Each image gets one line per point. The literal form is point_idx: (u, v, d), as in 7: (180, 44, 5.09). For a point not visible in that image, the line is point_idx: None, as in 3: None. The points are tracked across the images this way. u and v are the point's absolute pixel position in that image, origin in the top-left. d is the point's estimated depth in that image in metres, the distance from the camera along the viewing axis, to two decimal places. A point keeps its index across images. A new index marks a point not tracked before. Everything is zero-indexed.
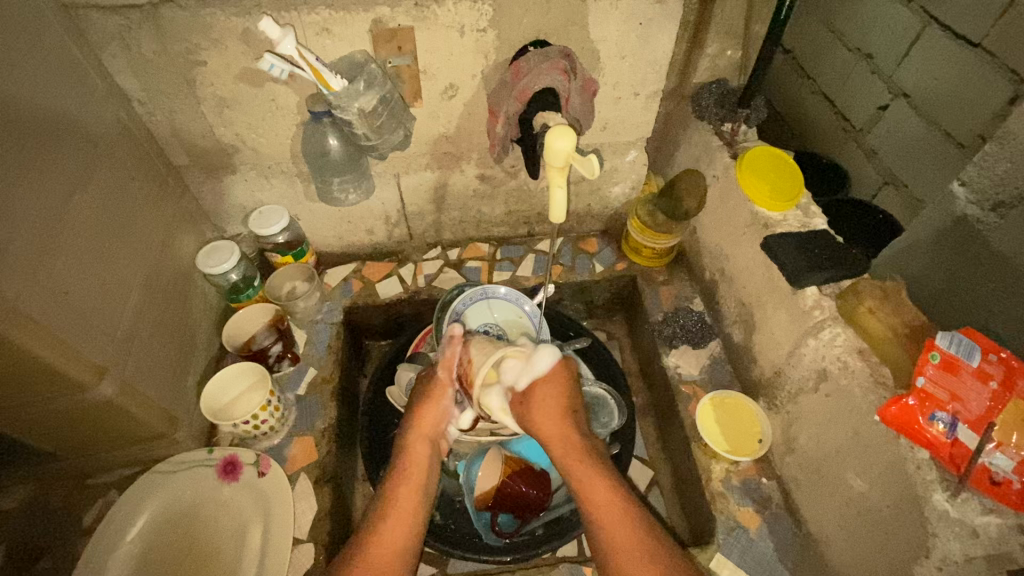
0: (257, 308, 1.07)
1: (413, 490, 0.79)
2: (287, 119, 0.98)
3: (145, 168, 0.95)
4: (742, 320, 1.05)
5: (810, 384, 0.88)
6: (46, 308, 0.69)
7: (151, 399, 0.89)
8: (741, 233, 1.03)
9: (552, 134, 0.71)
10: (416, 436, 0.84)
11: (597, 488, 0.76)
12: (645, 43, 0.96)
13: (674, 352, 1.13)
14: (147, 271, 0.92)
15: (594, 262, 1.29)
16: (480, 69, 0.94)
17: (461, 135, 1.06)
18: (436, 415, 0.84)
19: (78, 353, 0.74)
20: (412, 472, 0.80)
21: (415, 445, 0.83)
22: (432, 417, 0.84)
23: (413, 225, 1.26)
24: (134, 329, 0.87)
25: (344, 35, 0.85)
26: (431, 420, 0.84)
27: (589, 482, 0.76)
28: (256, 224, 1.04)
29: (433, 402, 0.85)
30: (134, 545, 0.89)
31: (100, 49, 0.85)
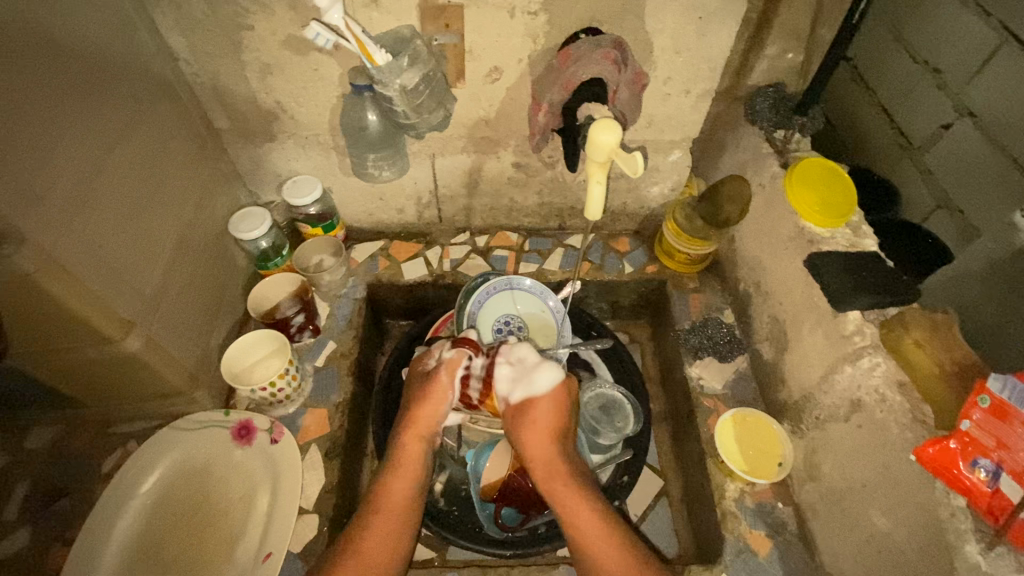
0: (282, 277, 1.09)
1: (401, 491, 0.83)
2: (327, 90, 0.96)
3: (185, 129, 0.95)
4: (773, 338, 1.01)
5: (841, 413, 0.84)
6: (80, 259, 0.70)
7: (176, 357, 0.90)
8: (783, 247, 0.98)
9: (598, 127, 0.67)
10: (409, 434, 0.87)
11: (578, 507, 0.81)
12: (703, 39, 0.90)
13: (697, 363, 1.09)
14: (181, 231, 0.93)
15: (624, 262, 1.27)
16: (528, 54, 0.91)
17: (502, 120, 1.03)
18: (431, 422, 0.88)
19: (107, 305, 0.74)
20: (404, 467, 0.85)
21: (409, 446, 0.86)
22: (426, 417, 0.87)
23: (443, 208, 1.26)
24: (164, 287, 0.87)
25: (392, 9, 0.83)
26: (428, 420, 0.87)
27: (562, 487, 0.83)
28: (290, 193, 1.07)
29: (431, 402, 0.87)
30: (146, 499, 0.92)
31: (150, 6, 0.84)
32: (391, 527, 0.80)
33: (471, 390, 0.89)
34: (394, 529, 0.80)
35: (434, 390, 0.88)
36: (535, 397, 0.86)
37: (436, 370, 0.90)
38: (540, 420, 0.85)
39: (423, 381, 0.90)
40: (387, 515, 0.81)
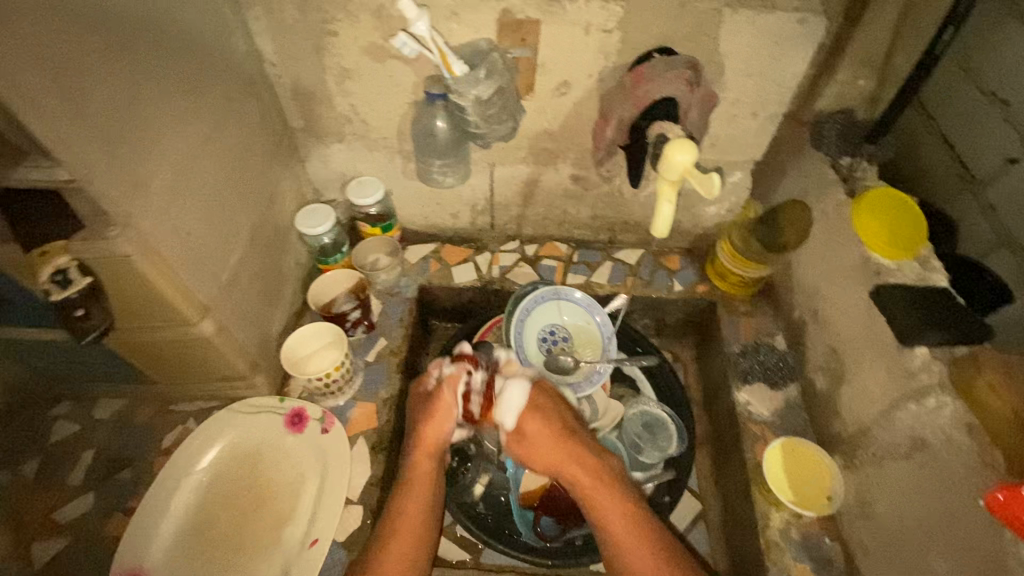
0: (343, 273, 1.14)
1: (420, 506, 0.84)
2: (400, 96, 1.00)
3: (266, 127, 1.00)
4: (828, 368, 0.99)
5: (901, 451, 0.81)
6: (170, 244, 0.74)
7: (243, 343, 0.94)
8: (845, 276, 0.96)
9: (674, 146, 0.69)
10: (418, 451, 0.89)
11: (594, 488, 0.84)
12: (777, 62, 0.90)
13: (746, 389, 1.08)
14: (255, 223, 0.97)
15: (674, 280, 1.27)
16: (598, 70, 0.92)
17: (565, 133, 1.05)
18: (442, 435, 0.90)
19: (189, 289, 0.78)
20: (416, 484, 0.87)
21: (422, 461, 0.89)
22: (434, 432, 0.89)
23: (497, 216, 1.29)
24: (237, 276, 0.91)
25: (472, 21, 0.86)
26: (434, 435, 0.89)
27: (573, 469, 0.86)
28: (354, 193, 1.12)
29: (436, 418, 0.90)
30: (202, 476, 0.97)
31: (246, 10, 0.89)
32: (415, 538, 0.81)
33: (468, 407, 0.91)
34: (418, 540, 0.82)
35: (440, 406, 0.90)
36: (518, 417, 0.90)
37: (437, 388, 0.92)
38: (530, 425, 0.89)
39: (427, 399, 0.93)
40: (409, 529, 0.82)
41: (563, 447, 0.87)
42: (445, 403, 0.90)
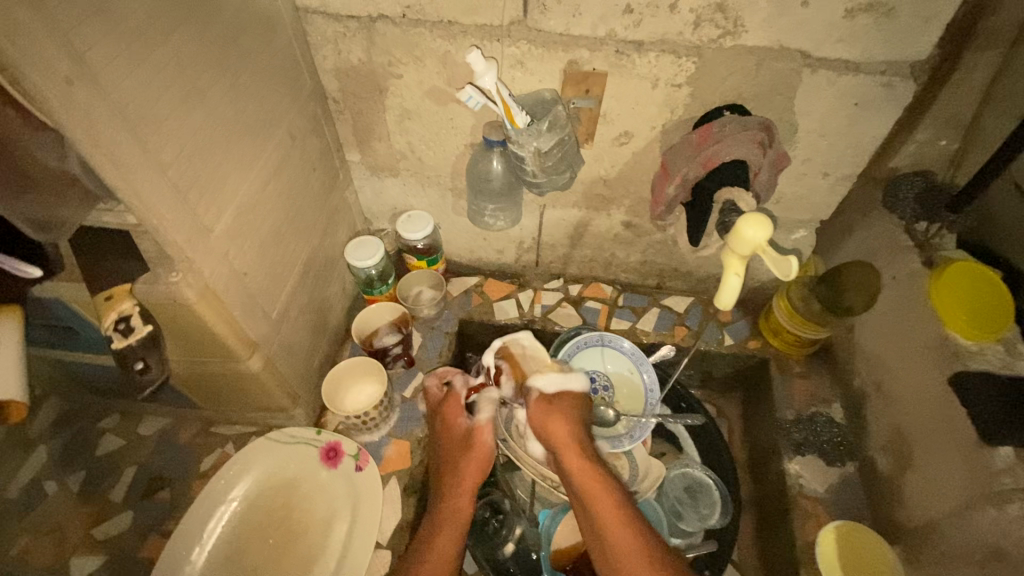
0: (385, 307, 1.13)
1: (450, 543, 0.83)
2: (458, 138, 0.99)
3: (325, 162, 1.01)
4: (893, 449, 0.92)
5: (974, 557, 0.74)
6: (229, 286, 0.74)
7: (286, 377, 0.95)
8: (919, 354, 0.89)
9: (746, 220, 0.64)
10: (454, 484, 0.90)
11: (598, 496, 0.81)
12: (855, 124, 0.85)
13: (799, 460, 1.02)
14: (307, 257, 0.98)
15: (724, 333, 1.22)
16: (662, 123, 0.90)
17: (621, 181, 1.02)
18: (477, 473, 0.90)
19: (241, 329, 0.78)
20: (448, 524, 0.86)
21: (460, 498, 0.88)
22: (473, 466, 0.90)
23: (543, 255, 1.27)
24: (286, 311, 0.92)
25: (537, 70, 0.85)
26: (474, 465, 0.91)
27: (581, 472, 0.84)
28: (403, 226, 1.12)
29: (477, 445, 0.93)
30: (234, 505, 0.97)
31: (315, 50, 0.90)
32: None
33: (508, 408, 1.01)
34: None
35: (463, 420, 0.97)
36: (563, 392, 0.97)
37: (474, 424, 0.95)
38: (559, 409, 0.92)
39: (461, 433, 0.95)
40: (438, 566, 0.80)
41: (574, 452, 0.86)
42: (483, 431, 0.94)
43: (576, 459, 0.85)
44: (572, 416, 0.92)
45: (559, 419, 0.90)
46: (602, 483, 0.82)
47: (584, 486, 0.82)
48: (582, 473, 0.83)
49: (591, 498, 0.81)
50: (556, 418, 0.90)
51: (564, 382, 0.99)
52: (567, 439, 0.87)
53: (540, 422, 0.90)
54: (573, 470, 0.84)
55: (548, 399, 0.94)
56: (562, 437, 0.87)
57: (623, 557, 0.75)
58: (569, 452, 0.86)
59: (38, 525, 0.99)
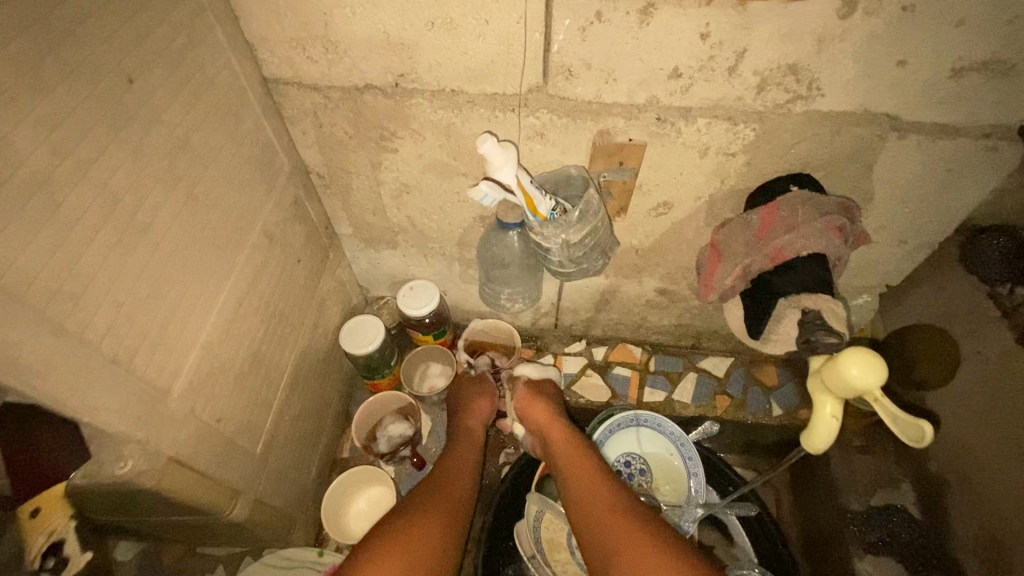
0: (394, 395, 1.02)
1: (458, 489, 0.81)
2: (465, 210, 0.85)
3: (311, 244, 0.87)
4: (987, 559, 0.80)
5: None
6: (199, 445, 0.60)
7: (279, 505, 0.81)
8: (1019, 452, 0.76)
9: (851, 354, 0.51)
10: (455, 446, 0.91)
11: (579, 455, 0.84)
12: (942, 189, 0.71)
13: (873, 562, 0.89)
14: (296, 361, 0.84)
15: (771, 401, 1.09)
16: (710, 193, 0.75)
17: (657, 251, 0.88)
18: (474, 450, 0.91)
19: (219, 483, 0.65)
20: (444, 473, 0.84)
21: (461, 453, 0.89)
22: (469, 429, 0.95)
23: (563, 318, 1.13)
24: (275, 432, 0.78)
25: (560, 142, 0.70)
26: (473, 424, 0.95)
27: (562, 437, 0.89)
28: (406, 303, 0.98)
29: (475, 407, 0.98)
30: None
31: (292, 125, 0.75)
32: (430, 520, 0.73)
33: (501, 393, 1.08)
34: (441, 524, 0.73)
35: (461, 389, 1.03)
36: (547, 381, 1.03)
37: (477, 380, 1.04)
38: (545, 392, 0.99)
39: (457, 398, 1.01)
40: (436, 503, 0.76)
41: (556, 422, 0.91)
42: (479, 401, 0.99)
43: (558, 427, 0.90)
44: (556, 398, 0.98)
45: (547, 402, 0.95)
46: (582, 445, 0.86)
47: (566, 451, 0.86)
48: (563, 442, 0.88)
49: (572, 458, 0.84)
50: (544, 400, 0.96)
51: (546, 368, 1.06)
52: (549, 412, 0.93)
53: (530, 405, 0.95)
54: (555, 439, 0.89)
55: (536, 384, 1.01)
56: (544, 411, 0.93)
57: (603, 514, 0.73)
58: (551, 421, 0.91)
59: None
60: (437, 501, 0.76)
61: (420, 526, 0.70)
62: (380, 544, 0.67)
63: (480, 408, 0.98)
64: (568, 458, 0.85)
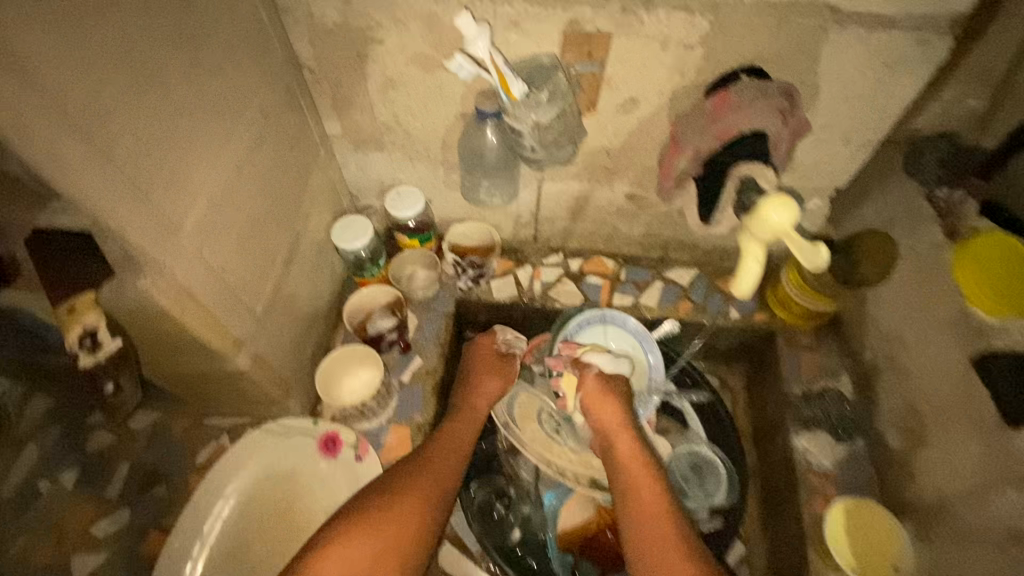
0: (381, 289, 1.10)
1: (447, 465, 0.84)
2: (447, 108, 0.91)
3: (303, 139, 0.93)
4: (905, 426, 0.90)
5: (990, 539, 0.73)
6: (205, 286, 0.68)
7: (277, 371, 0.90)
8: (937, 330, 0.86)
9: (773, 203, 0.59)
10: (454, 427, 0.91)
11: (636, 468, 0.84)
12: (881, 85, 0.78)
13: (807, 435, 1.01)
14: (291, 244, 0.91)
15: (731, 306, 1.18)
16: (671, 88, 0.82)
17: (625, 151, 0.95)
18: (469, 429, 0.92)
19: (223, 329, 0.73)
20: (443, 454, 0.86)
21: (457, 431, 0.91)
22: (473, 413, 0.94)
23: (542, 228, 1.20)
24: (273, 301, 0.86)
25: (533, 32, 0.76)
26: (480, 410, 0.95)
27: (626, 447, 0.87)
28: (393, 205, 1.05)
29: (481, 386, 0.98)
30: (234, 499, 0.95)
31: (285, 15, 0.80)
32: (415, 508, 0.76)
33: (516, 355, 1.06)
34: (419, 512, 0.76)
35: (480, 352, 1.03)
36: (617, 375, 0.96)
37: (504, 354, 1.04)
38: (613, 392, 0.93)
39: (475, 371, 1.00)
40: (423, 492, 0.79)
41: (618, 427, 0.89)
42: (487, 388, 0.98)
43: (619, 432, 0.89)
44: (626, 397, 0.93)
45: (617, 403, 0.91)
46: (641, 460, 0.85)
47: (624, 463, 0.85)
48: (625, 455, 0.86)
49: (631, 474, 0.83)
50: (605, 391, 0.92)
51: (617, 363, 0.97)
52: (618, 418, 0.90)
53: (600, 404, 0.91)
54: (620, 453, 0.87)
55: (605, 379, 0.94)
56: (611, 418, 0.90)
57: (648, 519, 0.77)
58: (614, 422, 0.89)
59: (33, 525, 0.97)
60: (425, 483, 0.80)
61: (399, 513, 0.75)
62: (350, 530, 0.71)
63: (490, 393, 0.98)
64: (626, 478, 0.83)
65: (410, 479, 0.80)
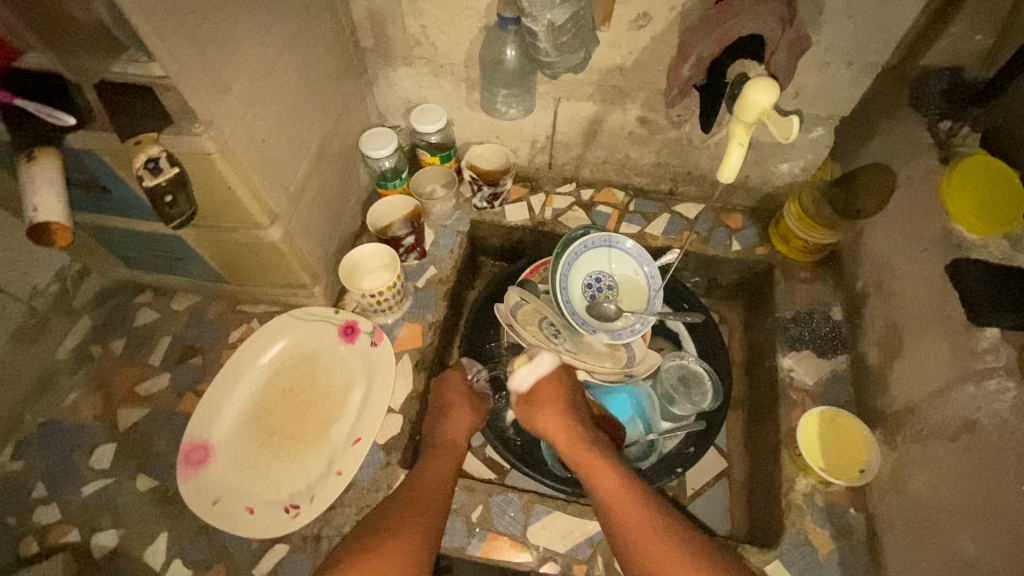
0: (400, 200, 1.17)
1: (427, 495, 0.84)
2: (472, 20, 0.98)
3: (339, 44, 1.01)
4: (885, 344, 0.95)
5: (948, 432, 0.78)
6: (248, 149, 0.77)
7: (305, 254, 1.00)
8: (922, 249, 0.90)
9: (755, 85, 0.64)
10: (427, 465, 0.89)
11: (603, 471, 0.87)
12: None
13: (793, 355, 1.06)
14: (323, 139, 1.00)
15: (733, 239, 1.23)
16: (681, 2, 0.87)
17: (637, 71, 1.00)
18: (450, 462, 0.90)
19: (261, 195, 0.83)
20: (424, 492, 0.84)
21: (431, 468, 0.89)
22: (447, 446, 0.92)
23: (556, 155, 1.26)
24: (304, 186, 0.95)
25: None
26: (453, 442, 0.93)
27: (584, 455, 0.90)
28: (417, 120, 1.11)
29: (455, 424, 0.96)
30: (264, 367, 1.06)
31: None
32: (406, 546, 0.76)
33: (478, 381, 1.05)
34: (412, 549, 0.77)
35: (455, 387, 1.01)
36: (540, 381, 1.00)
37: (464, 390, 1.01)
38: (546, 401, 0.97)
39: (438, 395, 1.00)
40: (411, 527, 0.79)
41: (569, 436, 0.93)
42: (456, 421, 0.96)
43: (570, 440, 0.92)
44: (567, 398, 0.98)
45: (552, 411, 0.95)
46: (600, 458, 0.89)
47: (585, 465, 0.89)
48: (584, 456, 0.90)
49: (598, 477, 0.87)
50: (548, 406, 0.96)
51: (534, 367, 1.01)
52: (561, 422, 0.94)
53: (535, 415, 0.96)
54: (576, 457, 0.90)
55: (533, 396, 0.98)
56: (556, 423, 0.94)
57: (636, 523, 0.80)
58: (560, 429, 0.94)
59: (86, 381, 1.09)
60: (409, 520, 0.80)
61: (391, 548, 0.76)
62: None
63: (459, 422, 0.96)
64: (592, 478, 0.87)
65: (392, 522, 0.79)
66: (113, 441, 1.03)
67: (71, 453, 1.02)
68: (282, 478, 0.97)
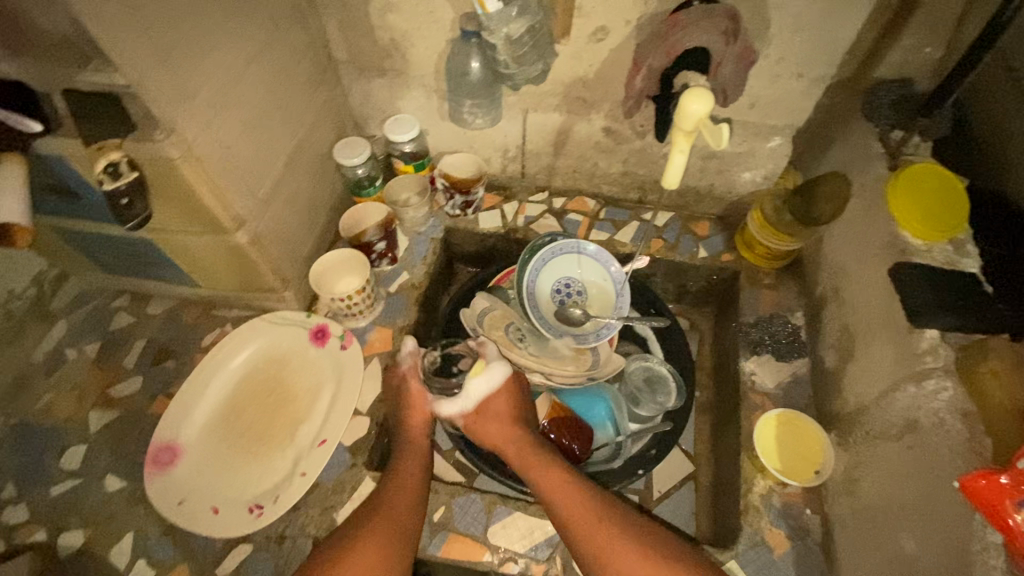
0: (373, 206, 1.19)
1: (389, 513, 0.83)
2: (439, 33, 1.02)
3: (312, 56, 1.05)
4: (840, 347, 0.97)
5: (893, 431, 0.80)
6: (213, 156, 0.80)
7: (275, 259, 1.03)
8: (872, 254, 0.92)
9: (688, 96, 0.68)
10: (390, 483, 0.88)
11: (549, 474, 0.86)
12: None
13: (754, 359, 1.08)
14: (294, 148, 1.03)
15: (699, 246, 1.25)
16: (636, 17, 0.91)
17: (599, 82, 1.04)
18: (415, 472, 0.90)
19: (227, 200, 0.85)
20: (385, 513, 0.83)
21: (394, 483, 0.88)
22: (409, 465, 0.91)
23: (528, 164, 1.29)
24: (274, 193, 0.98)
25: None
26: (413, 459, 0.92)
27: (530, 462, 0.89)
28: (392, 129, 1.14)
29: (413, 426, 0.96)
30: (235, 369, 1.08)
31: None
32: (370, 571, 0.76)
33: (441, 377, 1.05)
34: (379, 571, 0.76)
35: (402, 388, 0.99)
36: (485, 394, 0.95)
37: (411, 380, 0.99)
38: (488, 411, 0.95)
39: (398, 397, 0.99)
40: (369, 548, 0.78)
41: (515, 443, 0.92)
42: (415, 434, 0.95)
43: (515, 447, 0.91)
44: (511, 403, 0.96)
45: (494, 421, 0.94)
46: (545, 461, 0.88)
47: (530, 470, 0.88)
48: (529, 460, 0.89)
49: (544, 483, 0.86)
50: (491, 419, 0.94)
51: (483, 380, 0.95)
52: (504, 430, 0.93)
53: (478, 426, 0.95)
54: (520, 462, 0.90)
55: (473, 412, 0.96)
56: (498, 432, 0.93)
57: (585, 524, 0.80)
58: (503, 436, 0.93)
59: (61, 384, 1.11)
60: (370, 540, 0.79)
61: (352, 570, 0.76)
62: None
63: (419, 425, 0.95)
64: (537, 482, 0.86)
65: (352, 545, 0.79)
66: (84, 443, 1.05)
67: (43, 454, 1.04)
68: (251, 478, 0.98)
